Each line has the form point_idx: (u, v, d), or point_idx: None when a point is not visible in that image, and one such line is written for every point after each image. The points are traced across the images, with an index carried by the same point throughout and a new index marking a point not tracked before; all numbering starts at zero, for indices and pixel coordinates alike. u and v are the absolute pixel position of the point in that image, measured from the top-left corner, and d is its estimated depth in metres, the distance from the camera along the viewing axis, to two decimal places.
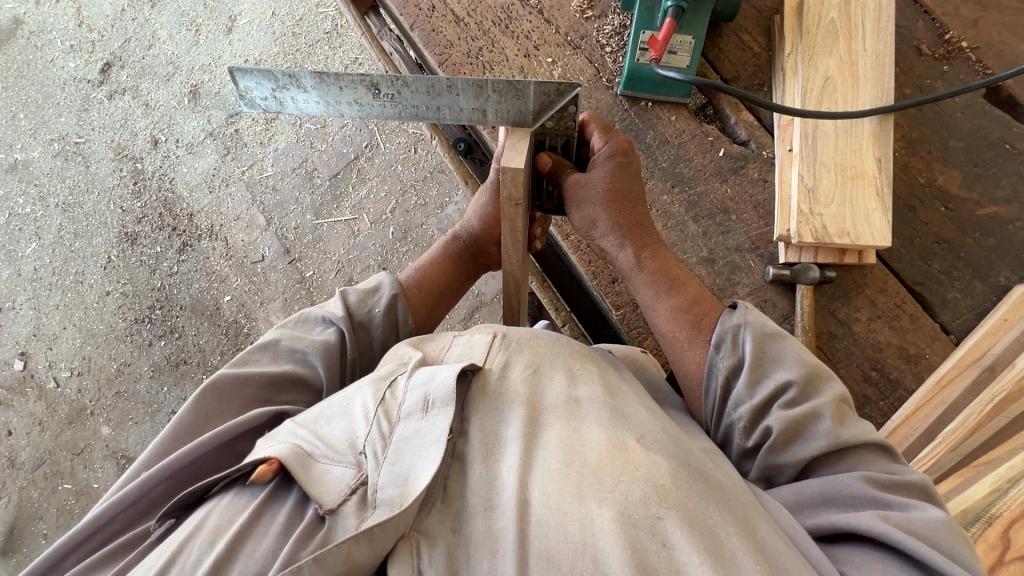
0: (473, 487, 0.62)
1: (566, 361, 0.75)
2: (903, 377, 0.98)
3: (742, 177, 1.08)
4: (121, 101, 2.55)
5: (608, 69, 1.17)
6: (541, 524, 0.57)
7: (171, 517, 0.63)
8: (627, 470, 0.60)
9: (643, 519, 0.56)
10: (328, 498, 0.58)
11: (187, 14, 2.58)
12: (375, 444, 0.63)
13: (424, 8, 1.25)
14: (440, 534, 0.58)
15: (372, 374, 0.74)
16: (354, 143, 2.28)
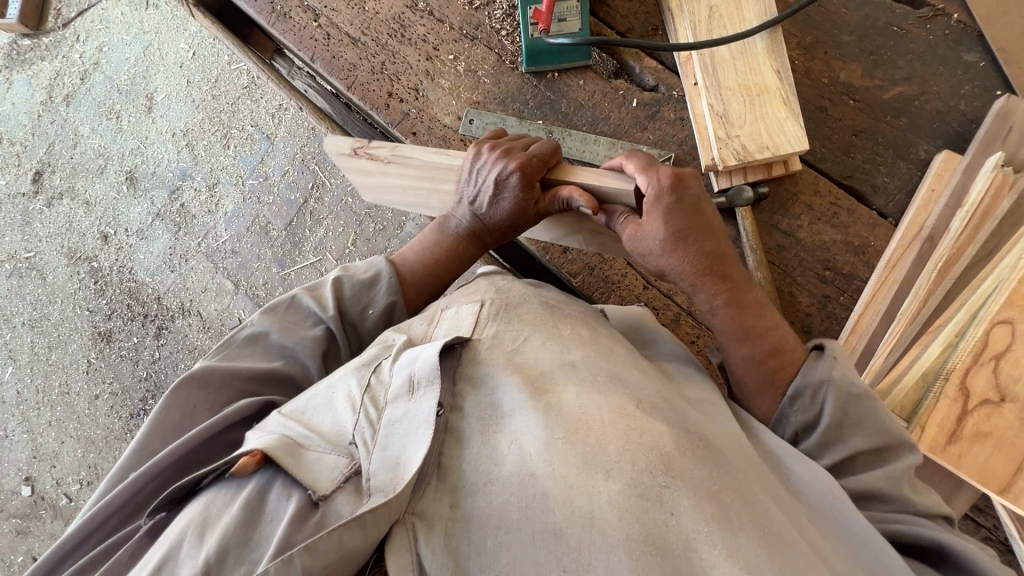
0: (469, 464, 0.63)
1: (556, 323, 0.77)
2: (855, 270, 1.01)
3: (660, 121, 1.11)
4: (61, 206, 2.53)
5: (508, 52, 1.18)
6: (548, 498, 0.58)
7: (162, 510, 0.65)
8: (631, 438, 0.61)
9: (651, 491, 0.57)
10: (320, 485, 0.60)
11: (102, 103, 2.56)
12: (365, 433, 0.65)
13: (320, 38, 1.26)
14: (437, 513, 0.60)
15: (357, 360, 0.75)
16: (300, 188, 2.28)
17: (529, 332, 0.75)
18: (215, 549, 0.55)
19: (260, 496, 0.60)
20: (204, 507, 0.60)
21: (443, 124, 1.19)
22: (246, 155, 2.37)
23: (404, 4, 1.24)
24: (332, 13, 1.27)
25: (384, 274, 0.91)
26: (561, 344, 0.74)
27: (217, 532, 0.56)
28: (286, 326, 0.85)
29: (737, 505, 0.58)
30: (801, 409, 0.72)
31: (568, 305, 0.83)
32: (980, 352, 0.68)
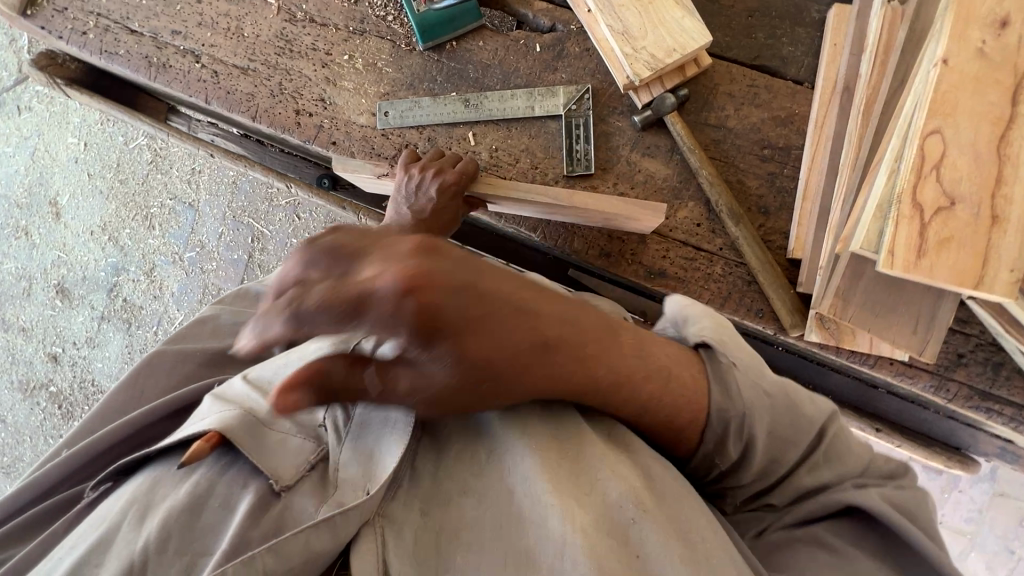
0: (442, 476, 0.71)
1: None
2: (790, 141, 1.04)
3: (568, 58, 1.11)
4: (12, 339, 2.65)
5: (400, 35, 1.16)
6: (524, 518, 0.64)
7: (110, 479, 0.78)
8: (602, 471, 0.67)
9: (617, 530, 0.63)
10: (284, 474, 0.71)
11: (13, 226, 2.67)
12: (333, 418, 0.77)
13: (207, 78, 1.21)
14: (405, 521, 0.67)
15: None
16: (241, 245, 2.42)
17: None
18: (157, 529, 0.64)
19: (212, 478, 0.70)
20: (152, 483, 0.71)
21: (360, 125, 1.16)
22: (174, 229, 2.50)
23: (282, 19, 1.20)
24: (212, 49, 1.22)
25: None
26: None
27: (166, 510, 0.66)
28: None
29: (706, 543, 0.64)
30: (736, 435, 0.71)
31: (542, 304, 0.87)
32: (919, 169, 0.70)
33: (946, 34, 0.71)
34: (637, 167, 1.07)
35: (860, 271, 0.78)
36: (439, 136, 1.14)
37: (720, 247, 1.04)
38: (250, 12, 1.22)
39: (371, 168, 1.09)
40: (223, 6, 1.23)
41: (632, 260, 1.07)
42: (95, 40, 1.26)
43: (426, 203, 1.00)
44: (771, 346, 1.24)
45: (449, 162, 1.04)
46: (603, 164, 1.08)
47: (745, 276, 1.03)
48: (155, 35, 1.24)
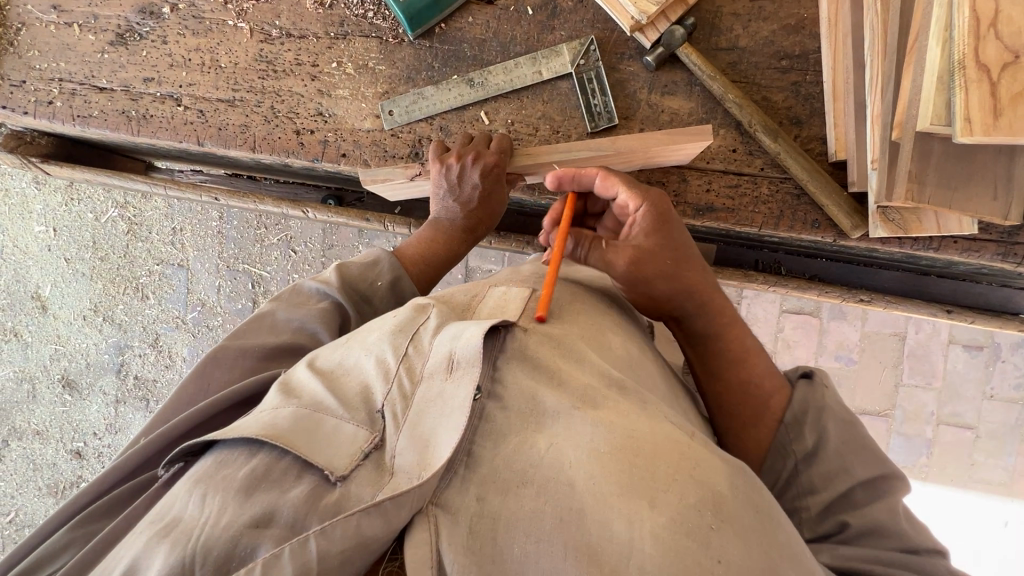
0: (503, 461, 0.59)
1: (607, 334, 0.78)
2: (806, 46, 1.03)
3: (564, 14, 1.07)
4: (33, 444, 2.58)
5: (385, 29, 1.11)
6: (585, 513, 0.55)
7: (178, 463, 0.66)
8: (684, 467, 0.59)
9: (699, 531, 0.55)
10: (338, 465, 0.59)
11: (4, 330, 2.57)
12: (395, 405, 0.64)
13: (195, 119, 1.15)
14: (462, 506, 0.57)
15: (392, 323, 0.74)
16: (242, 293, 2.36)
17: (584, 337, 0.75)
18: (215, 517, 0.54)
19: (270, 465, 0.59)
20: (216, 464, 0.60)
21: (367, 131, 1.12)
22: (170, 294, 2.43)
23: (257, 41, 1.15)
24: (192, 88, 1.16)
25: (386, 254, 0.95)
26: (608, 355, 0.75)
27: (224, 495, 0.56)
28: (298, 308, 0.86)
29: (773, 548, 0.58)
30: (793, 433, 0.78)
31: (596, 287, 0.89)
32: (977, 28, 0.71)
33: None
34: (659, 107, 1.06)
35: (927, 148, 0.79)
36: (451, 123, 1.10)
37: (763, 167, 1.03)
38: (222, 40, 1.16)
39: (402, 171, 1.06)
40: (191, 41, 1.16)
41: (677, 201, 1.06)
42: (64, 107, 1.18)
43: (472, 192, 1.01)
44: (816, 260, 1.26)
45: (481, 144, 1.03)
46: (625, 112, 1.06)
47: (793, 190, 1.02)
48: (127, 88, 1.18)
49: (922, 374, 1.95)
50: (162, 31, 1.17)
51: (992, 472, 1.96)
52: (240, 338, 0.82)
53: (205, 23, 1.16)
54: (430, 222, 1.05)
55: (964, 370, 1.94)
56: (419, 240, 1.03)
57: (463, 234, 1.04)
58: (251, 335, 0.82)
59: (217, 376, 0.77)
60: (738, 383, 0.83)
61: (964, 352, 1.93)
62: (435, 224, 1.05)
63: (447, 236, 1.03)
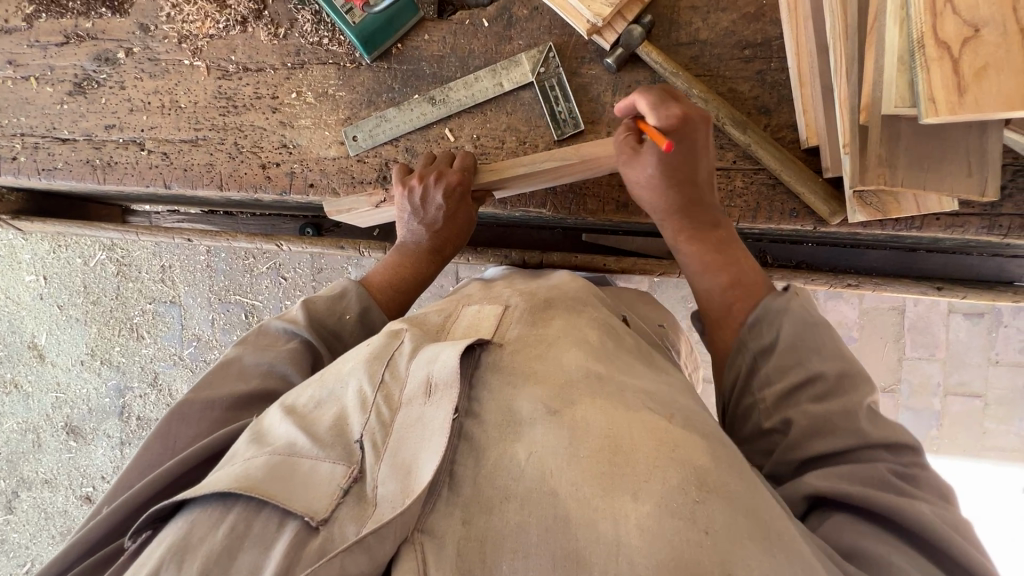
0: (484, 479, 0.56)
1: (584, 328, 0.75)
2: (768, 33, 1.01)
3: (520, 23, 1.06)
4: (43, 492, 2.58)
5: (341, 55, 1.10)
6: (570, 521, 0.52)
7: (145, 531, 0.62)
8: (662, 453, 0.56)
9: (685, 508, 0.52)
10: (319, 506, 0.55)
11: (3, 381, 2.57)
12: (375, 432, 0.62)
13: (159, 162, 1.14)
14: (448, 531, 0.53)
15: (366, 351, 0.73)
16: (236, 325, 2.35)
17: (561, 339, 0.73)
18: None
19: (248, 521, 0.55)
20: (187, 527, 0.55)
21: (332, 158, 1.10)
22: (164, 332, 2.42)
23: (215, 77, 1.13)
24: (154, 131, 1.15)
25: (353, 285, 0.95)
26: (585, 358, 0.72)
27: (200, 559, 0.52)
28: (267, 349, 0.85)
29: (765, 514, 0.54)
30: (758, 333, 0.82)
31: (571, 292, 0.86)
32: (933, 6, 0.69)
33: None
34: None
35: (895, 132, 0.78)
36: (416, 143, 1.08)
37: (734, 160, 1.01)
38: (179, 80, 1.14)
39: (367, 200, 1.06)
40: (149, 84, 1.15)
41: None
42: (28, 162, 1.18)
43: (437, 213, 1.00)
44: (802, 246, 1.24)
45: (444, 162, 1.02)
46: (590, 116, 1.05)
47: (767, 180, 1.00)
48: (89, 136, 1.17)
49: (924, 346, 1.92)
50: (119, 76, 1.16)
51: (1004, 440, 1.93)
52: (206, 388, 0.80)
53: (161, 64, 1.15)
54: (397, 248, 1.04)
55: (967, 339, 1.91)
56: (386, 266, 1.02)
57: (429, 256, 1.03)
58: (220, 384, 0.80)
59: (183, 431, 0.76)
60: (708, 287, 0.90)
61: (965, 321, 1.90)
62: (401, 248, 1.04)
63: (414, 261, 1.02)
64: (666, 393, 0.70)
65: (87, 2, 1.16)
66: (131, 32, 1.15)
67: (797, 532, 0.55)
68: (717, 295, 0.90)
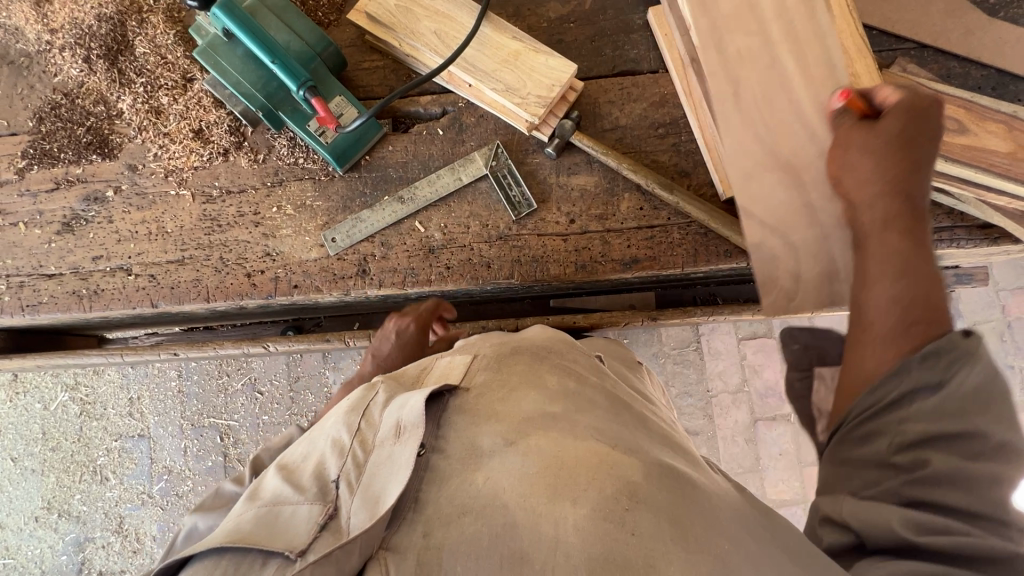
0: (446, 497, 0.63)
1: (544, 375, 0.84)
2: (674, 115, 1.23)
3: (469, 128, 1.24)
4: None
5: (316, 169, 1.24)
6: (517, 524, 0.58)
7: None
8: (602, 470, 0.64)
9: (616, 514, 0.60)
10: (298, 542, 0.59)
11: None
12: (350, 475, 0.69)
13: (146, 284, 1.21)
14: (409, 544, 0.58)
15: (348, 409, 0.82)
16: (211, 449, 2.27)
17: (521, 382, 0.82)
18: None
19: (241, 563, 0.57)
20: None
21: (314, 260, 1.20)
22: (130, 470, 2.29)
23: (200, 202, 1.25)
24: (141, 257, 1.23)
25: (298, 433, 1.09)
26: (547, 393, 0.80)
27: None
28: (213, 510, 0.95)
29: (687, 518, 0.63)
30: (931, 368, 0.74)
31: (538, 342, 0.96)
32: None
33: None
34: (569, 186, 1.21)
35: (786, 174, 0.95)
36: (390, 236, 1.20)
37: (669, 217, 1.18)
38: (166, 208, 1.25)
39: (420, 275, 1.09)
40: (136, 215, 1.25)
41: (605, 260, 1.18)
42: (12, 300, 1.22)
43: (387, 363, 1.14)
44: (744, 284, 1.38)
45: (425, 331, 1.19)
46: (541, 196, 1.21)
47: (700, 230, 1.16)
48: (76, 269, 1.23)
49: None
50: (107, 212, 1.26)
51: None
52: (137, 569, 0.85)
53: (149, 197, 1.26)
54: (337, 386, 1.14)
55: None
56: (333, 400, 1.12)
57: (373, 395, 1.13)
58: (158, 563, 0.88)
59: None
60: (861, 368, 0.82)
61: None
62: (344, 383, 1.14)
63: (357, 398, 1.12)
64: (619, 425, 0.79)
65: (77, 151, 1.28)
66: (120, 172, 1.27)
67: (717, 532, 0.64)
68: (885, 270, 0.83)
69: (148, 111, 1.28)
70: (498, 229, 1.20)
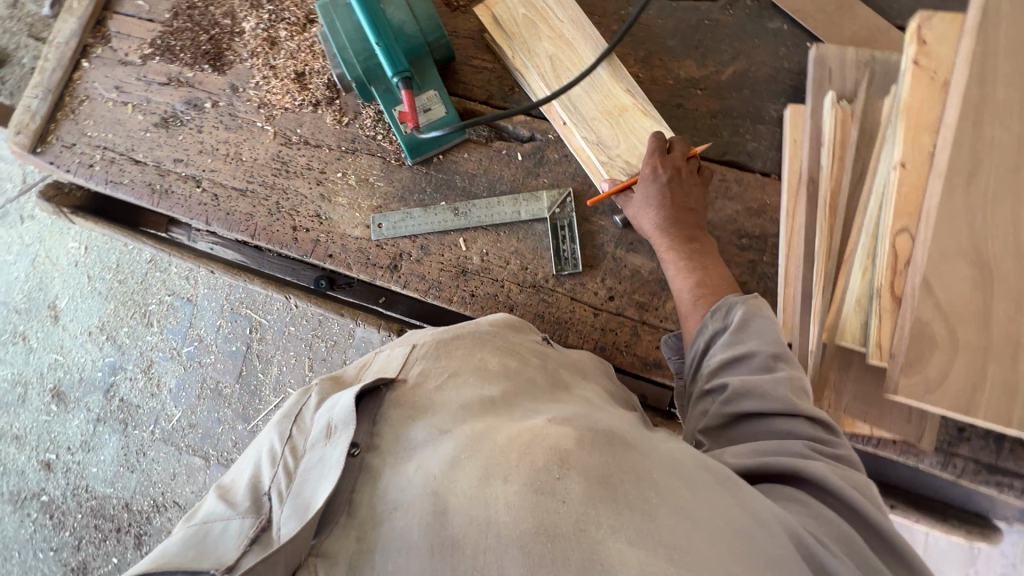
0: (380, 496, 0.59)
1: (484, 357, 0.82)
2: (766, 229, 1.09)
3: (549, 164, 1.18)
4: None
5: (390, 151, 1.23)
6: (447, 512, 0.54)
7: None
8: (533, 440, 0.59)
9: (547, 484, 0.54)
10: (226, 558, 0.56)
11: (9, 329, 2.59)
12: (281, 482, 0.66)
13: (208, 201, 1.28)
14: (341, 548, 0.55)
15: (280, 416, 0.79)
16: (238, 336, 2.45)
17: (461, 368, 0.79)
18: None
19: None
20: None
21: (356, 238, 1.22)
22: (173, 325, 2.51)
23: (278, 143, 1.28)
24: (213, 174, 1.29)
25: None
26: (485, 376, 0.78)
27: None
28: None
29: (628, 486, 0.56)
30: None
31: (484, 329, 0.91)
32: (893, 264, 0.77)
33: (900, 141, 0.79)
34: (622, 262, 1.13)
35: None
36: (432, 243, 1.19)
37: None
38: (248, 138, 1.29)
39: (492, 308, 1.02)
40: (222, 133, 1.31)
41: (628, 352, 1.10)
42: (101, 172, 1.34)
43: None
44: None
45: None
46: (590, 260, 1.14)
47: None
48: (158, 164, 1.32)
49: None
50: (199, 121, 1.32)
51: None
52: None
53: (238, 121, 1.31)
54: None
55: None
56: None
57: None
58: None
59: None
60: None
61: None
62: None
63: None
64: (570, 405, 0.77)
65: (194, 56, 1.35)
66: (222, 89, 1.33)
67: (671, 504, 0.56)
68: None
69: (265, 40, 1.31)
70: (535, 276, 1.15)
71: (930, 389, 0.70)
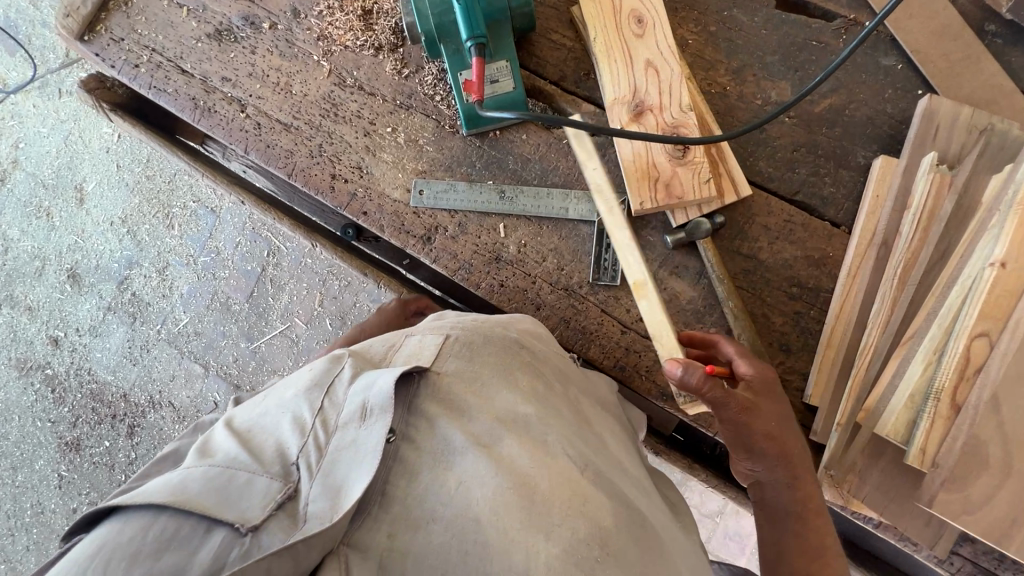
0: (416, 500, 0.61)
1: (520, 364, 0.78)
2: (820, 282, 1.03)
3: (608, 164, 1.11)
4: None
5: (445, 116, 1.16)
6: (489, 553, 0.57)
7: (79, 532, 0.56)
8: (575, 507, 0.63)
9: (586, 560, 0.59)
10: (250, 517, 0.54)
11: (29, 203, 2.39)
12: (310, 457, 0.61)
13: (250, 128, 1.22)
14: (373, 543, 0.57)
15: (309, 379, 0.71)
16: None
17: (495, 373, 0.75)
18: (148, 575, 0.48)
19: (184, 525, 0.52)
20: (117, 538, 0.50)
21: (394, 199, 1.17)
22: (193, 233, 2.28)
23: (331, 82, 1.21)
24: (259, 101, 1.23)
25: None
26: (519, 387, 0.74)
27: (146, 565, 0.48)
28: None
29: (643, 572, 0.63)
30: None
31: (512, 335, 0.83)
32: (963, 370, 0.75)
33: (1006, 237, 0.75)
34: (664, 285, 1.07)
35: None
36: (470, 222, 1.13)
37: None
38: (301, 70, 1.22)
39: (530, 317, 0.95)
40: (275, 60, 1.24)
41: (646, 377, 1.07)
42: (146, 74, 1.28)
43: None
44: None
45: None
46: None
47: None
48: (205, 79, 1.26)
49: None
50: (254, 42, 1.25)
51: None
52: None
53: (294, 49, 1.23)
54: None
55: None
56: None
57: None
58: None
59: None
60: None
61: None
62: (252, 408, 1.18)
63: None
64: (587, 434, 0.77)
65: None
66: (283, 10, 1.24)
67: None
68: None
69: None
70: (569, 280, 1.10)
71: (969, 509, 0.75)
